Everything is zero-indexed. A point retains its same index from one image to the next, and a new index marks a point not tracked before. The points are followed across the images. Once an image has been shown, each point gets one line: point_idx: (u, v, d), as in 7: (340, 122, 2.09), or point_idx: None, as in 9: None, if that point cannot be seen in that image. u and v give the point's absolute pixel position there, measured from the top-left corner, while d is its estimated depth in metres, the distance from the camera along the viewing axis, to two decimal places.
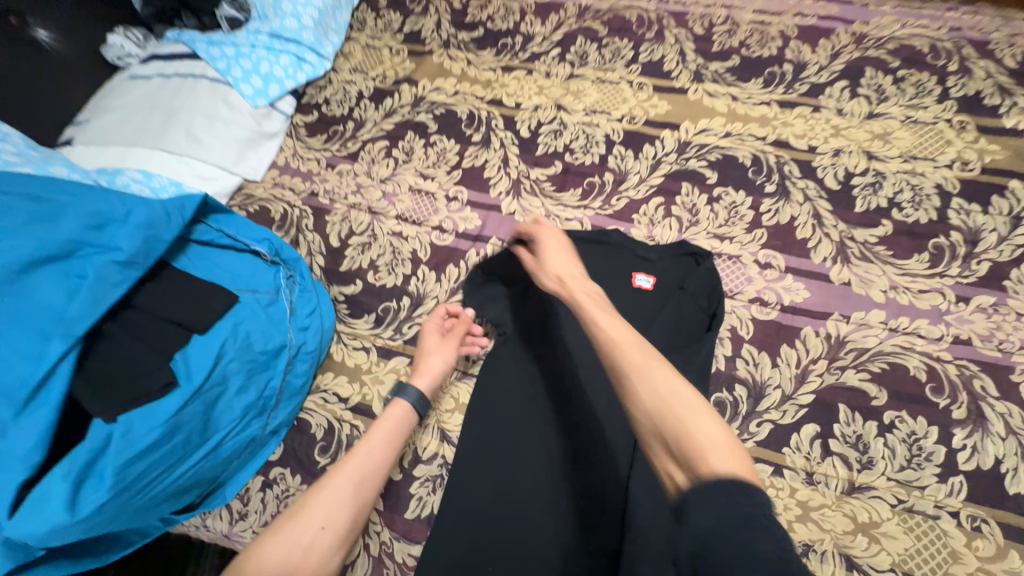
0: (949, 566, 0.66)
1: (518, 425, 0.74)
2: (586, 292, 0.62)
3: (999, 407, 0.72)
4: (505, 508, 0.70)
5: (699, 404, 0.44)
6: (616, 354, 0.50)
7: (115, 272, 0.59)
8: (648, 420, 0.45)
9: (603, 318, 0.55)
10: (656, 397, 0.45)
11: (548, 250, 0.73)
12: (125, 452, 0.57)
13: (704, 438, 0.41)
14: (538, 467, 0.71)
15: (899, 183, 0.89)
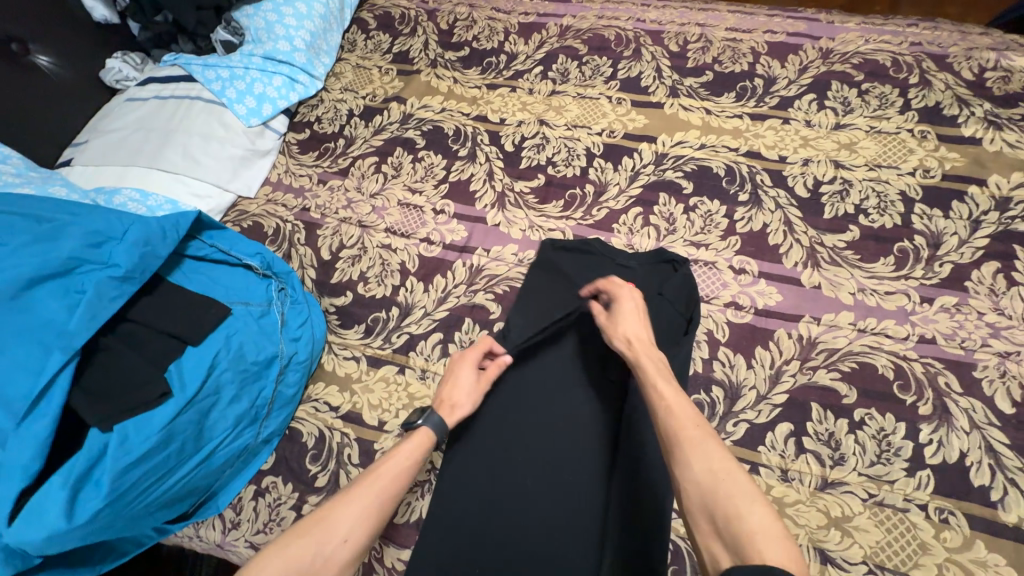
0: (919, 558, 0.68)
1: (522, 445, 0.79)
2: (653, 360, 0.67)
3: (963, 402, 0.75)
4: (495, 519, 0.75)
5: (753, 490, 0.50)
6: (682, 429, 0.56)
7: (112, 287, 0.61)
8: (700, 496, 0.51)
9: (670, 389, 0.62)
10: (710, 470, 0.52)
11: (625, 308, 0.74)
12: (123, 460, 0.59)
13: (755, 525, 0.46)
14: (533, 486, 0.77)
15: (865, 190, 0.94)
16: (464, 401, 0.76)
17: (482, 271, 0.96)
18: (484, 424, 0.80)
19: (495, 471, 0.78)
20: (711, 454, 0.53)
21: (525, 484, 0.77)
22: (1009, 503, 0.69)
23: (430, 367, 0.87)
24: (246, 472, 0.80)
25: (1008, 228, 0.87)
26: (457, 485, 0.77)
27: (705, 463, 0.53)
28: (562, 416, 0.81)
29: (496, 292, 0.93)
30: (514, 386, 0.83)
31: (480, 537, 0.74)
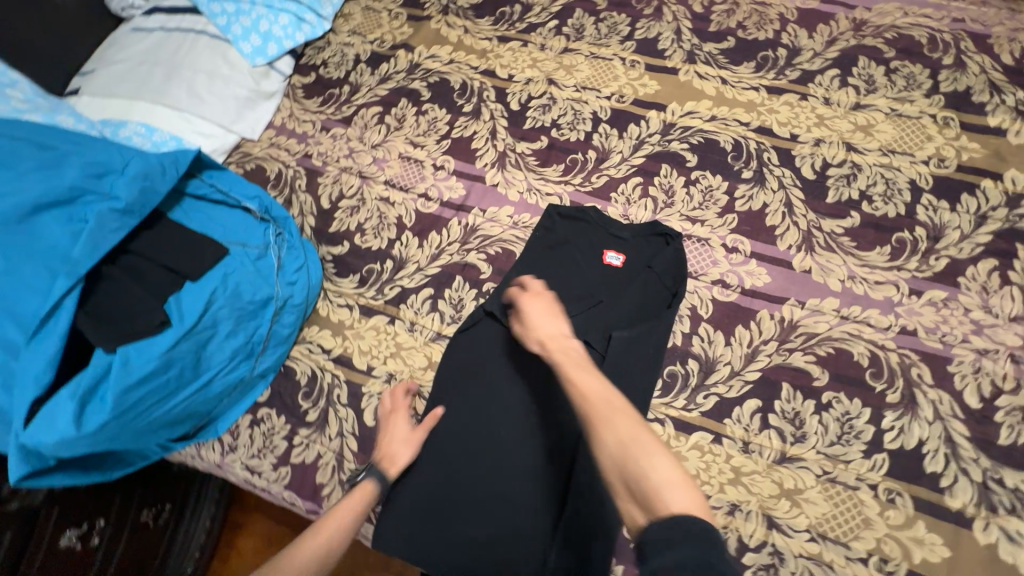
0: (860, 531, 0.72)
1: (479, 422, 0.80)
2: (569, 352, 0.68)
3: (931, 394, 0.77)
4: (454, 491, 0.77)
5: (658, 447, 0.52)
6: (595, 410, 0.58)
7: (114, 219, 0.64)
8: (611, 463, 0.53)
9: (581, 375, 0.63)
10: (616, 439, 0.54)
11: (532, 311, 0.76)
12: (124, 380, 0.64)
13: (660, 478, 0.49)
14: (488, 461, 0.78)
15: (874, 176, 0.91)
16: (400, 450, 0.77)
17: (476, 231, 0.97)
18: (460, 386, 0.83)
19: (466, 431, 0.80)
20: (616, 425, 0.55)
21: (493, 447, 0.78)
22: (957, 490, 0.72)
23: (419, 320, 0.91)
24: (243, 403, 0.86)
25: (1014, 226, 0.84)
26: (432, 439, 0.80)
27: (611, 434, 0.54)
28: (519, 394, 0.81)
29: (489, 253, 0.94)
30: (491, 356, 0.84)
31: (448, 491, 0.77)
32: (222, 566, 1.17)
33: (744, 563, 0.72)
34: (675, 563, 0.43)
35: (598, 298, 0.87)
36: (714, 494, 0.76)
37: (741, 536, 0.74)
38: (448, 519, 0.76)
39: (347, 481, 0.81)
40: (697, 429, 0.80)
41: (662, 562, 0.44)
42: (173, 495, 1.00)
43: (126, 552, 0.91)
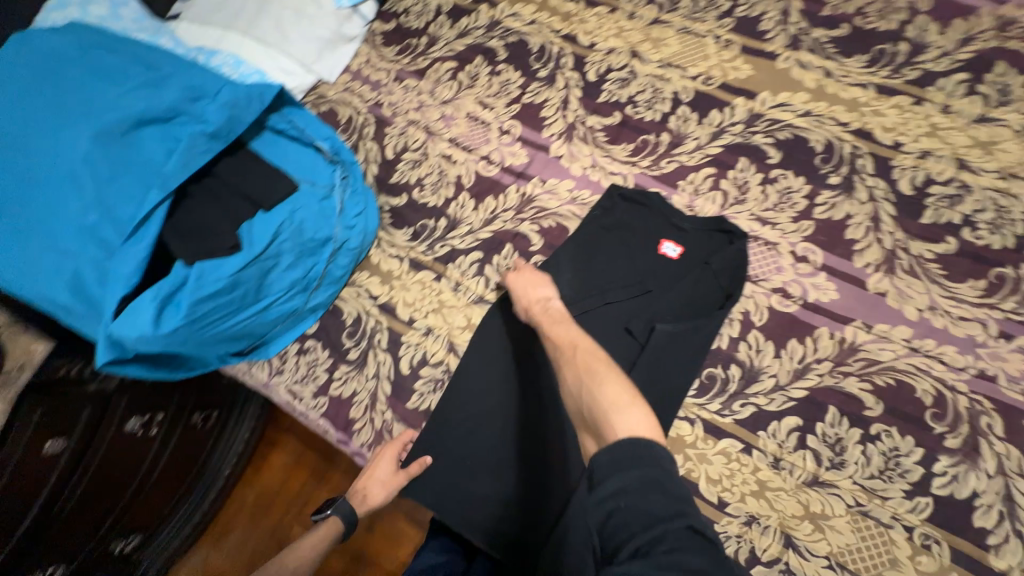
0: (884, 569, 0.69)
1: (499, 393, 0.83)
2: (550, 313, 0.76)
3: (999, 446, 0.71)
4: (471, 453, 0.81)
5: (609, 377, 0.61)
6: (562, 355, 0.68)
7: (203, 143, 0.67)
8: (573, 397, 0.63)
9: (557, 328, 0.72)
10: (576, 375, 0.64)
11: (517, 283, 0.81)
12: (197, 293, 0.69)
13: (606, 402, 0.58)
14: (504, 431, 0.81)
15: (984, 200, 0.81)
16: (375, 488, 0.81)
17: (532, 201, 0.96)
18: (479, 353, 0.85)
19: (486, 395, 0.83)
20: (575, 363, 0.65)
21: (511, 412, 0.81)
22: (1004, 551, 0.67)
23: (464, 282, 0.92)
24: (293, 332, 0.92)
25: None
26: (453, 396, 0.84)
27: (574, 371, 0.64)
28: (539, 373, 0.82)
29: (542, 225, 0.94)
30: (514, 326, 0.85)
31: (467, 448, 0.81)
32: (254, 475, 1.30)
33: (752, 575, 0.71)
34: (621, 486, 0.50)
35: (645, 286, 0.85)
36: (733, 502, 0.75)
37: (754, 548, 0.72)
38: (465, 478, 0.80)
39: (379, 421, 0.87)
40: (727, 436, 0.78)
41: (611, 484, 0.50)
42: (219, 404, 1.11)
43: (179, 447, 1.03)
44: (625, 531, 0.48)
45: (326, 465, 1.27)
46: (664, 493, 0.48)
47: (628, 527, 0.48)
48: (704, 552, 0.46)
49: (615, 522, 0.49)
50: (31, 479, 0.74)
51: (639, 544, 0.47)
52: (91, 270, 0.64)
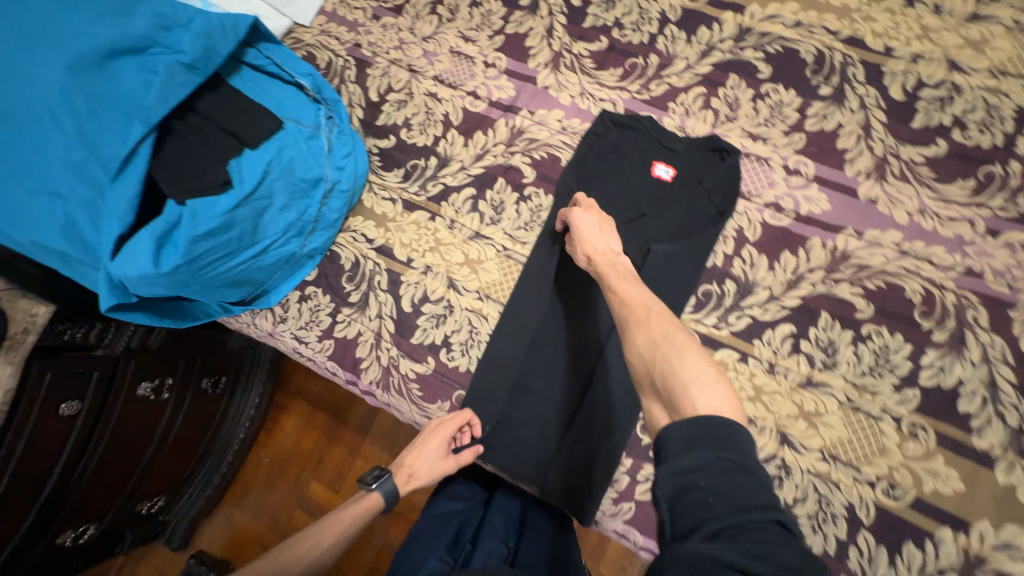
0: (874, 457, 0.72)
1: (540, 342, 0.86)
2: (616, 269, 0.73)
3: (984, 337, 0.73)
4: (509, 394, 0.86)
5: (688, 348, 0.60)
6: (633, 315, 0.66)
7: (181, 74, 0.65)
8: (642, 362, 0.61)
9: (625, 287, 0.70)
10: (650, 341, 0.62)
11: (582, 225, 0.77)
12: (192, 231, 0.68)
13: (687, 375, 0.56)
14: (544, 376, 0.85)
15: (974, 100, 0.81)
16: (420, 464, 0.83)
17: (523, 134, 0.94)
18: (521, 301, 0.87)
19: (528, 338, 0.86)
20: (651, 328, 0.63)
21: (552, 361, 0.85)
22: (987, 431, 0.70)
23: (459, 219, 0.92)
24: (293, 279, 0.92)
25: None
26: (500, 332, 0.86)
27: (648, 334, 0.62)
28: (579, 326, 0.85)
29: (534, 157, 0.92)
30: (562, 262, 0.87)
31: (512, 381, 0.85)
32: (268, 438, 1.34)
33: None
34: (698, 462, 0.47)
35: (639, 208, 0.86)
36: None
37: None
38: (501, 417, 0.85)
39: (386, 358, 0.89)
40: (723, 347, 0.80)
41: (686, 460, 0.48)
42: (228, 370, 1.13)
43: (192, 414, 1.04)
44: (702, 512, 0.45)
45: (333, 420, 1.31)
46: (748, 477, 0.46)
47: (706, 507, 0.45)
48: (801, 550, 0.42)
49: (690, 501, 0.46)
50: (52, 438, 0.76)
51: (720, 526, 0.43)
52: (81, 213, 0.64)
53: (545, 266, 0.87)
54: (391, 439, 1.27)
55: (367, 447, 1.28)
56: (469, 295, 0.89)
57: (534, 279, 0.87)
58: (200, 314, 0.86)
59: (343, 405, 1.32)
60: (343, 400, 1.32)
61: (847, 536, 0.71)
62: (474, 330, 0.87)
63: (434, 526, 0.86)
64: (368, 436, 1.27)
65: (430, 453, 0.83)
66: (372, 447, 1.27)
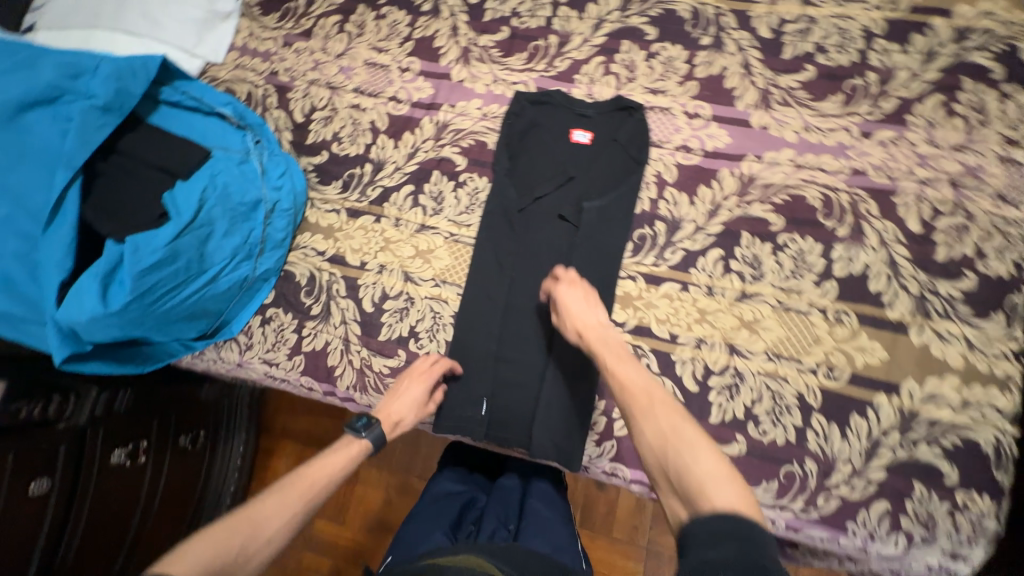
0: (811, 347, 0.81)
1: (509, 313, 0.90)
2: (610, 345, 0.74)
3: (878, 224, 0.83)
4: (489, 366, 0.89)
5: (699, 442, 0.60)
6: (635, 400, 0.66)
7: (96, 117, 0.68)
8: (654, 457, 0.61)
9: (623, 367, 0.70)
10: (659, 433, 0.62)
11: (568, 301, 0.80)
12: (138, 266, 0.70)
13: (704, 473, 0.56)
14: (517, 343, 0.90)
15: (828, 28, 0.92)
16: (407, 414, 0.82)
17: (448, 127, 0.99)
18: (483, 279, 0.91)
19: (496, 311, 0.90)
20: (658, 419, 0.63)
21: (521, 328, 0.90)
22: (896, 303, 0.80)
23: (403, 216, 0.96)
24: (251, 304, 0.94)
25: (961, 59, 0.87)
26: (468, 309, 0.90)
27: (654, 427, 0.63)
28: (538, 291, 0.90)
29: (462, 146, 0.98)
30: (510, 232, 0.92)
31: (490, 353, 0.90)
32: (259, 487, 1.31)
33: (709, 386, 0.82)
34: (720, 555, 0.48)
35: (567, 172, 0.94)
36: (682, 333, 0.84)
37: (706, 365, 0.83)
38: (486, 389, 0.89)
39: (358, 361, 0.91)
40: (666, 281, 0.87)
41: (706, 554, 0.49)
42: (204, 423, 1.11)
43: (176, 470, 1.02)
44: None
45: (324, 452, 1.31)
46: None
47: None
48: None
49: None
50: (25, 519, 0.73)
51: None
52: (19, 267, 0.67)
53: (496, 239, 0.92)
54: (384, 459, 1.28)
55: (364, 472, 1.28)
56: (426, 284, 0.93)
57: (487, 254, 0.92)
58: (162, 355, 0.87)
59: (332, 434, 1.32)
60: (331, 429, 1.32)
61: (803, 422, 0.78)
62: (437, 316, 0.91)
63: (435, 507, 0.87)
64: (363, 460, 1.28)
65: (414, 405, 0.82)
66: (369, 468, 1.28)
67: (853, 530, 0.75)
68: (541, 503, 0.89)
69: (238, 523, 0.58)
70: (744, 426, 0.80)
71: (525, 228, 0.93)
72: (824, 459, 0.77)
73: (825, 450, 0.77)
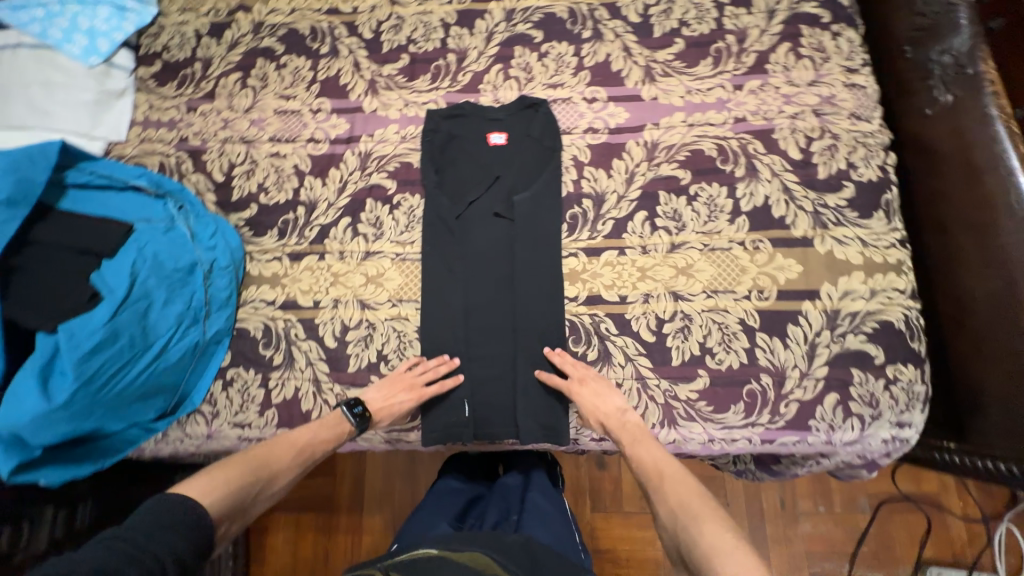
0: (740, 277, 0.90)
1: (470, 313, 0.94)
2: (627, 425, 0.83)
3: (767, 160, 0.95)
4: (464, 367, 0.92)
5: (705, 515, 0.68)
6: (650, 480, 0.77)
7: (2, 212, 0.69)
8: (670, 532, 0.70)
9: (638, 450, 0.80)
10: (671, 510, 0.71)
11: (581, 399, 0.85)
12: (77, 352, 0.72)
13: (707, 544, 0.64)
14: (484, 339, 0.93)
15: (686, 5, 1.05)
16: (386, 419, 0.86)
17: (371, 155, 1.03)
18: (439, 288, 0.94)
19: (458, 315, 0.93)
20: (669, 496, 0.73)
21: (485, 324, 0.94)
22: (798, 222, 0.91)
23: (347, 247, 0.98)
24: (208, 371, 0.91)
25: (795, 11, 1.02)
26: (431, 319, 0.93)
27: (667, 504, 0.72)
28: (492, 287, 0.94)
29: (389, 170, 1.01)
30: (452, 238, 0.96)
31: (461, 354, 0.92)
32: (262, 566, 1.28)
33: (665, 333, 0.89)
34: None
35: (493, 173, 1.00)
36: (630, 292, 0.91)
37: (657, 315, 0.90)
38: (466, 390, 0.92)
39: (333, 398, 0.90)
40: (605, 250, 0.94)
41: None
42: None
43: None
44: None
45: (324, 513, 1.29)
46: None
47: None
48: None
49: None
50: None
51: None
52: None
53: (441, 248, 0.96)
54: (386, 500, 1.29)
55: (369, 521, 1.28)
56: (384, 307, 0.94)
57: (436, 263, 0.95)
58: (121, 446, 0.83)
59: (326, 492, 1.30)
60: (324, 488, 1.31)
61: (750, 343, 0.87)
62: (401, 334, 0.93)
63: (437, 503, 0.90)
64: (366, 508, 1.28)
65: (397, 412, 0.87)
66: (373, 516, 1.28)
67: (816, 426, 0.84)
68: (541, 496, 0.92)
69: (252, 467, 0.75)
70: (702, 361, 0.87)
71: (466, 232, 0.97)
72: (776, 370, 0.86)
73: (774, 361, 0.86)
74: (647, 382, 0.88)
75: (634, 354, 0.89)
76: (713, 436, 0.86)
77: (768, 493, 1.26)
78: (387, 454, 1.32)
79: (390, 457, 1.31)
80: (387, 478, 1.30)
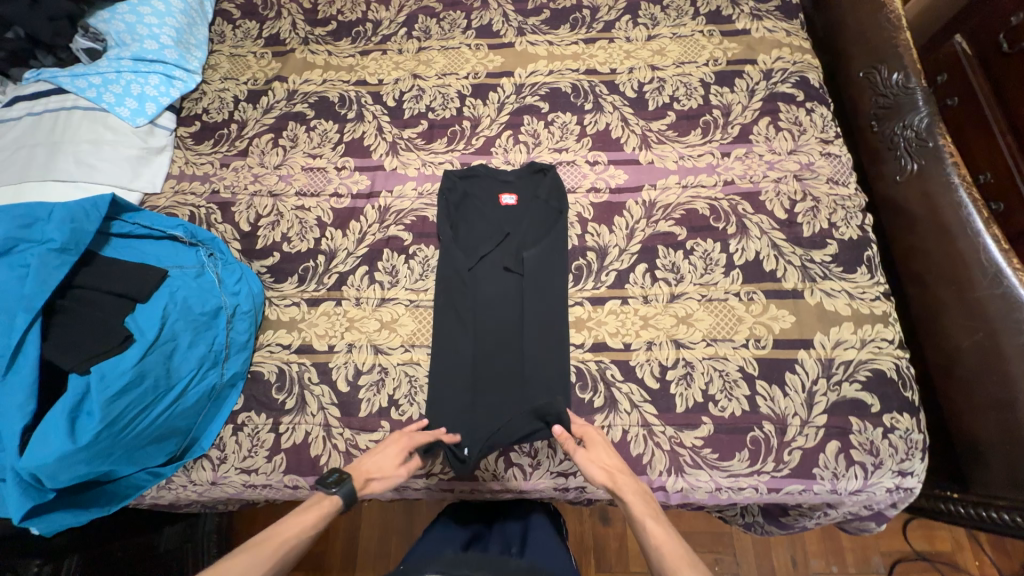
0: (737, 326, 0.95)
1: (479, 361, 0.97)
2: (637, 496, 0.78)
3: (755, 219, 1.03)
4: (471, 415, 0.93)
5: None
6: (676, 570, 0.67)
7: (54, 258, 0.76)
8: None
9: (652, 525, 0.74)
10: None
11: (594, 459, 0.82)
12: (105, 392, 0.75)
13: None
14: (492, 385, 0.96)
15: (676, 83, 1.18)
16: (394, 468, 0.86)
17: (390, 209, 1.10)
18: (449, 335, 0.98)
19: (467, 363, 0.97)
20: None
21: (493, 371, 0.97)
22: (788, 275, 0.98)
23: (363, 294, 1.03)
24: (220, 416, 0.92)
25: (772, 91, 1.15)
26: (441, 367, 0.96)
27: None
28: (500, 335, 1.00)
29: (406, 223, 1.09)
30: (464, 289, 1.02)
31: (469, 401, 0.94)
32: None
33: (669, 379, 0.92)
34: None
35: (503, 229, 1.09)
36: (634, 340, 0.96)
37: (659, 363, 0.94)
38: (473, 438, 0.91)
39: (343, 443, 0.91)
40: (609, 299, 0.99)
41: None
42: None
43: None
44: None
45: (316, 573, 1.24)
46: None
47: None
48: None
49: None
50: None
51: None
52: None
53: (453, 299, 1.01)
54: (379, 557, 1.24)
55: None
56: (397, 351, 0.98)
57: (448, 312, 1.00)
58: (127, 491, 0.84)
59: (318, 551, 1.25)
60: (318, 544, 1.27)
61: (750, 391, 0.90)
62: (412, 379, 0.95)
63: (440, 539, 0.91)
64: (358, 566, 1.23)
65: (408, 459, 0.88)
66: None
67: (821, 475, 0.86)
68: (542, 533, 0.93)
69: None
70: (706, 408, 0.90)
71: (476, 284, 1.03)
72: (777, 417, 0.89)
73: (775, 409, 0.89)
74: (653, 429, 0.90)
75: (640, 401, 0.92)
76: (719, 484, 0.87)
77: (778, 551, 1.23)
78: (384, 507, 1.29)
79: (387, 512, 1.28)
80: (383, 536, 1.26)
